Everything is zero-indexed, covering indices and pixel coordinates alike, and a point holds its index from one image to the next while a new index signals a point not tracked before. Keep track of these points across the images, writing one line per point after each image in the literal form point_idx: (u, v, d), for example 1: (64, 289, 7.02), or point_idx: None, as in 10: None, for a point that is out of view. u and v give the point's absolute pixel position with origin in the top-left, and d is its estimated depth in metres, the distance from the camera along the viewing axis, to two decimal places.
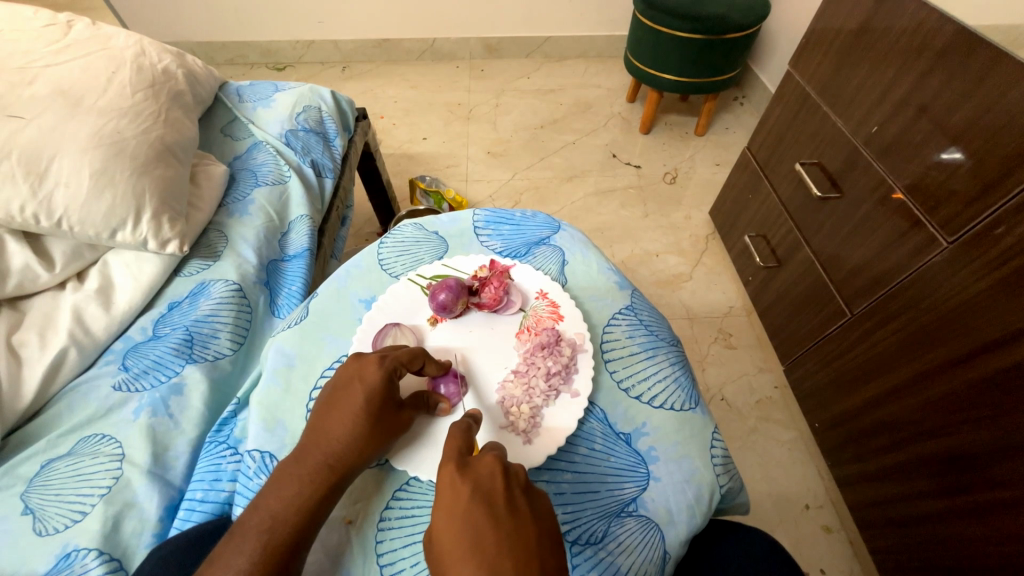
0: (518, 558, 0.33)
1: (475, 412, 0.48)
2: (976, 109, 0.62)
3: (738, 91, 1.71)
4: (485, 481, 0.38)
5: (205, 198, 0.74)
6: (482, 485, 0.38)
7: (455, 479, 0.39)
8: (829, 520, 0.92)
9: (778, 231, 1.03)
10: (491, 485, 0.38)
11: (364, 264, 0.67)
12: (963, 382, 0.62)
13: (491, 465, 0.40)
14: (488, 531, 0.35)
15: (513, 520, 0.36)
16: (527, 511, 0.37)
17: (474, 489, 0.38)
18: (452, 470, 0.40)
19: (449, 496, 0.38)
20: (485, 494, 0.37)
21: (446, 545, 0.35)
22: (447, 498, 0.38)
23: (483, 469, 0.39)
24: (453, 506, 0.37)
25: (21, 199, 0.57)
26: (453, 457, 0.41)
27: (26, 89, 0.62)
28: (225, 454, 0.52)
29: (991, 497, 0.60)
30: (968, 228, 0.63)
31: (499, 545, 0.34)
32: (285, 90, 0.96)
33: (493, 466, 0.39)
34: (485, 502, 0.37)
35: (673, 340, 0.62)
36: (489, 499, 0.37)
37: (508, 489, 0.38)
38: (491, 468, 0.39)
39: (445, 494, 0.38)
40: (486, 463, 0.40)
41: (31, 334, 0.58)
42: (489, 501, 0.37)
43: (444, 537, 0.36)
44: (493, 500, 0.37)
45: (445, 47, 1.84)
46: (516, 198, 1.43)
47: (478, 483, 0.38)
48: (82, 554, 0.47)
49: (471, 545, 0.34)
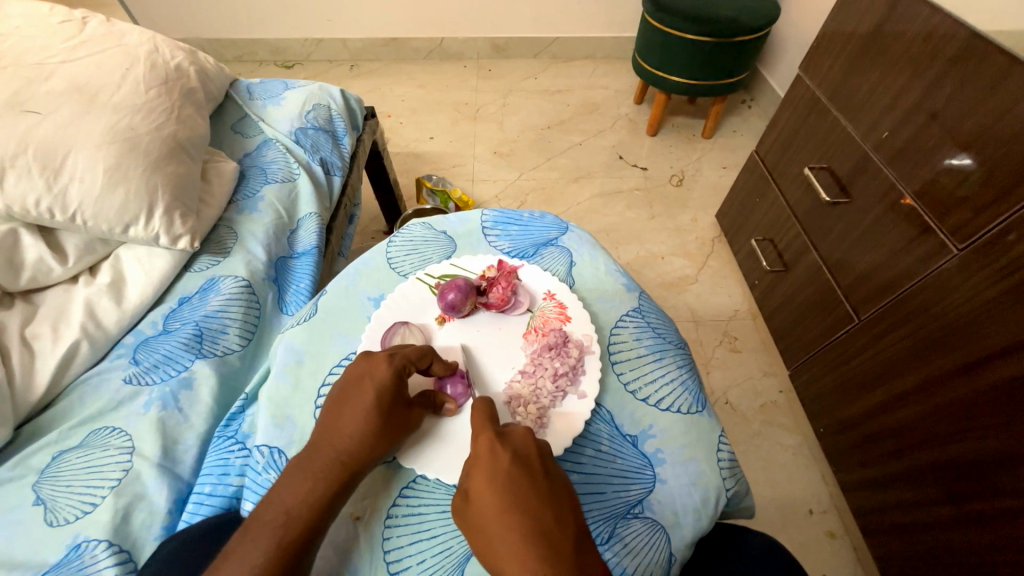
0: (556, 516, 0.39)
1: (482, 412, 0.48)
2: (989, 116, 0.61)
3: (746, 93, 1.71)
4: (520, 449, 0.43)
5: (215, 195, 0.75)
6: (519, 453, 0.42)
7: (494, 446, 0.43)
8: (833, 526, 0.92)
9: (786, 234, 1.03)
10: (527, 454, 0.43)
11: (372, 262, 0.68)
12: (971, 390, 0.62)
13: (526, 437, 0.44)
14: (528, 493, 0.39)
15: (548, 483, 0.41)
16: (558, 476, 0.42)
17: (512, 457, 0.42)
18: (490, 438, 0.43)
19: (488, 461, 0.42)
20: (522, 461, 0.42)
21: (486, 503, 0.40)
22: (485, 463, 0.42)
23: (517, 439, 0.44)
24: (493, 470, 0.41)
25: (37, 194, 0.58)
26: (489, 427, 0.44)
27: (42, 84, 0.63)
28: (233, 449, 0.52)
29: (997, 505, 0.60)
30: (980, 235, 0.62)
31: (539, 506, 0.39)
32: (295, 87, 0.96)
33: (527, 438, 0.44)
34: (522, 468, 0.41)
35: (680, 343, 0.62)
36: (526, 465, 0.42)
37: (541, 459, 0.43)
38: (525, 440, 0.44)
39: (486, 459, 0.42)
40: (520, 435, 0.44)
41: (44, 327, 0.59)
42: (525, 467, 0.41)
43: (485, 498, 0.40)
44: (530, 465, 0.42)
45: (453, 47, 1.84)
46: (522, 198, 1.44)
47: (515, 451, 0.42)
48: (92, 545, 0.47)
49: (513, 505, 0.39)
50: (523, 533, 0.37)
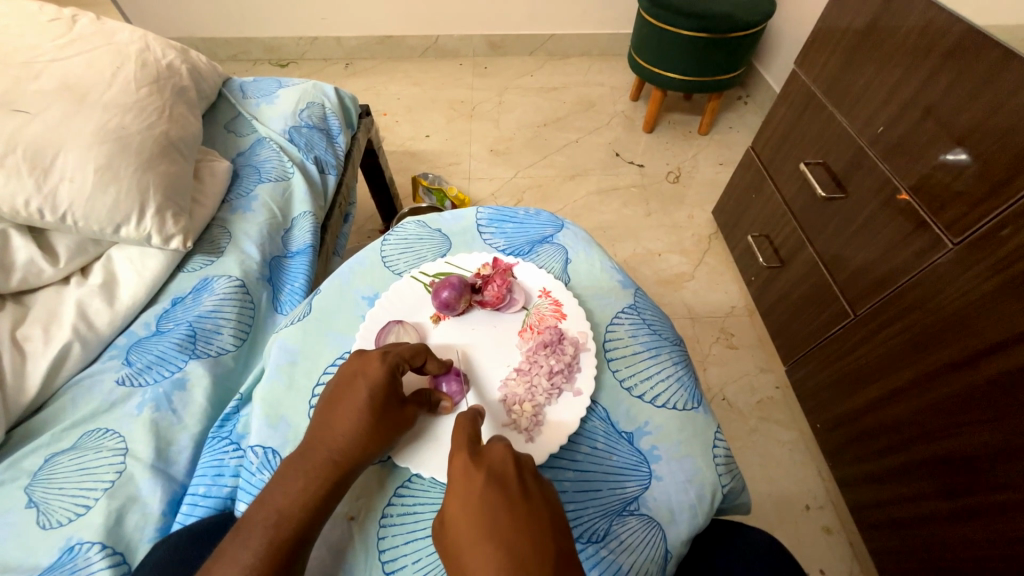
0: (530, 538, 0.36)
1: (476, 411, 0.48)
2: (984, 110, 0.61)
3: (743, 90, 1.71)
4: (496, 467, 0.41)
5: (208, 194, 0.74)
6: (495, 470, 0.41)
7: (468, 468, 0.41)
8: (829, 521, 0.92)
9: (782, 231, 1.03)
10: (503, 471, 0.41)
11: (367, 261, 0.67)
12: (967, 384, 0.62)
13: (502, 453, 0.42)
14: (501, 515, 0.37)
15: (526, 501, 0.38)
16: (536, 493, 0.39)
17: (487, 476, 0.40)
18: (464, 460, 0.42)
19: (463, 484, 0.41)
20: (497, 480, 0.40)
21: (460, 529, 0.38)
22: (460, 486, 0.41)
23: (494, 457, 0.42)
24: (467, 493, 0.40)
25: (26, 194, 0.57)
26: (465, 447, 0.43)
27: (31, 83, 0.63)
28: (227, 450, 0.52)
29: (992, 499, 0.60)
30: (976, 229, 0.62)
31: (513, 528, 0.37)
32: (289, 86, 0.96)
33: (504, 454, 0.42)
34: (497, 487, 0.39)
35: (676, 340, 0.62)
36: (501, 483, 0.40)
37: (519, 474, 0.41)
38: (502, 455, 0.42)
39: (460, 483, 0.41)
40: (497, 452, 0.42)
41: (35, 328, 0.58)
42: (501, 485, 0.40)
43: (459, 525, 0.38)
44: (506, 484, 0.40)
45: (449, 44, 1.83)
46: (518, 196, 1.43)
47: (491, 470, 0.41)
48: (86, 548, 0.47)
49: (486, 529, 0.37)
50: (497, 557, 0.35)
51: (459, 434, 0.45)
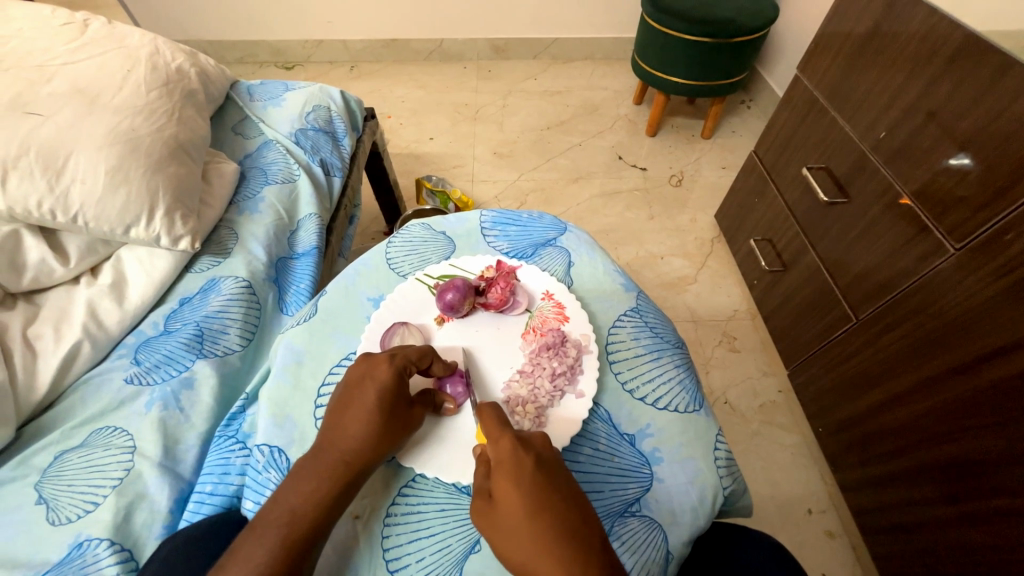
0: (581, 517, 0.40)
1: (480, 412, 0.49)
2: (986, 116, 0.62)
3: (745, 94, 1.71)
4: (542, 452, 0.43)
5: (216, 196, 0.75)
6: (540, 455, 0.43)
7: (518, 451, 0.43)
8: (831, 525, 0.92)
9: (784, 235, 1.03)
10: (547, 457, 0.43)
11: (372, 263, 0.68)
12: (969, 388, 0.62)
13: (543, 441, 0.45)
14: (554, 495, 0.40)
15: (571, 486, 0.42)
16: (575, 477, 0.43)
17: (537, 459, 0.42)
18: (513, 442, 0.43)
19: (513, 463, 0.42)
20: (544, 464, 0.43)
21: (514, 503, 0.40)
22: (510, 465, 0.42)
23: (536, 444, 0.44)
24: (518, 472, 0.41)
25: (39, 195, 0.59)
26: (510, 432, 0.44)
27: (45, 86, 0.64)
28: (234, 448, 0.53)
29: (994, 504, 0.60)
30: (978, 233, 0.63)
31: (566, 508, 0.40)
32: (295, 89, 0.97)
33: (545, 443, 0.44)
34: (546, 471, 0.42)
35: (678, 342, 0.63)
36: (547, 468, 0.42)
37: (559, 462, 0.44)
38: (544, 442, 0.45)
39: (510, 462, 0.42)
40: (538, 439, 0.45)
41: (46, 327, 0.59)
42: (548, 469, 0.42)
43: (512, 499, 0.40)
44: (551, 469, 0.42)
45: (453, 47, 1.84)
46: (521, 199, 1.44)
47: (537, 455, 0.43)
48: (95, 544, 0.48)
49: (544, 508, 0.39)
50: (556, 534, 0.38)
51: (485, 422, 0.46)
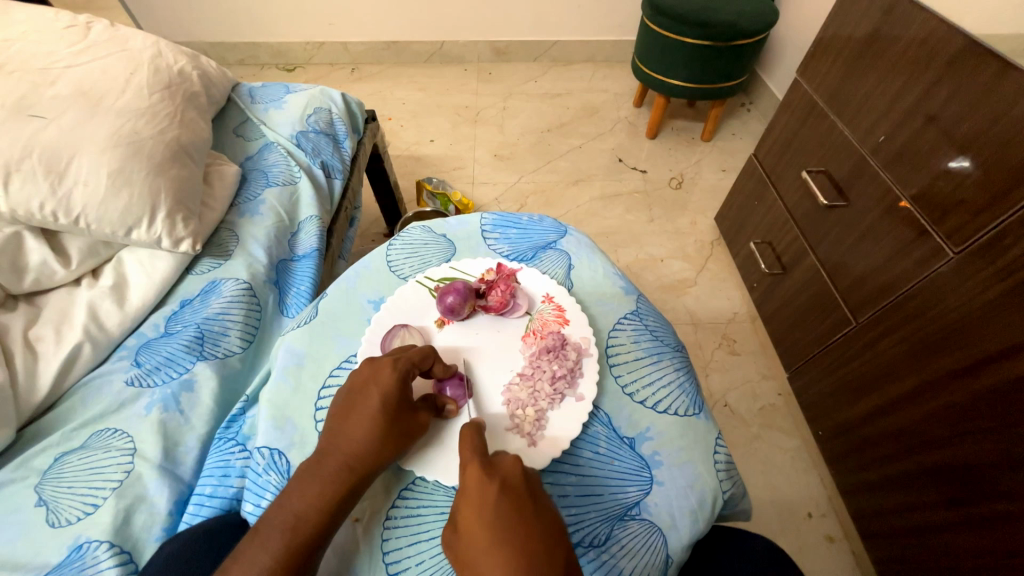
0: (543, 544, 0.36)
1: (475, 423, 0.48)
2: (985, 120, 0.62)
3: (745, 97, 1.72)
4: (510, 478, 0.41)
5: (217, 198, 0.75)
6: (506, 479, 0.41)
7: (482, 478, 0.41)
8: (831, 528, 0.92)
9: (784, 238, 1.03)
10: (515, 482, 0.40)
11: (373, 265, 0.68)
12: (968, 393, 0.62)
13: (514, 465, 0.42)
14: (515, 521, 0.37)
15: (538, 514, 0.38)
16: (545, 502, 0.40)
17: (501, 486, 0.40)
18: (479, 468, 0.42)
19: (477, 491, 0.40)
20: (511, 490, 0.40)
21: (474, 533, 0.37)
22: (474, 494, 0.40)
23: (505, 468, 0.42)
24: (482, 501, 0.39)
25: (41, 197, 0.59)
26: (477, 458, 0.43)
27: (48, 89, 0.64)
28: (234, 450, 0.53)
29: (994, 508, 0.60)
30: (977, 238, 0.63)
31: (526, 535, 0.36)
32: (297, 91, 0.97)
33: (515, 467, 0.42)
34: (511, 498, 0.39)
35: (677, 345, 0.63)
36: (514, 492, 0.40)
37: (529, 488, 0.41)
38: (514, 467, 0.42)
39: (474, 491, 0.40)
40: (508, 464, 0.42)
41: (47, 329, 0.59)
42: (513, 493, 0.39)
43: (473, 528, 0.38)
44: (518, 496, 0.39)
45: (454, 50, 1.85)
46: (521, 201, 1.44)
47: (504, 481, 0.40)
48: (95, 546, 0.48)
49: (503, 535, 0.36)
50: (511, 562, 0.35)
51: (467, 442, 0.45)
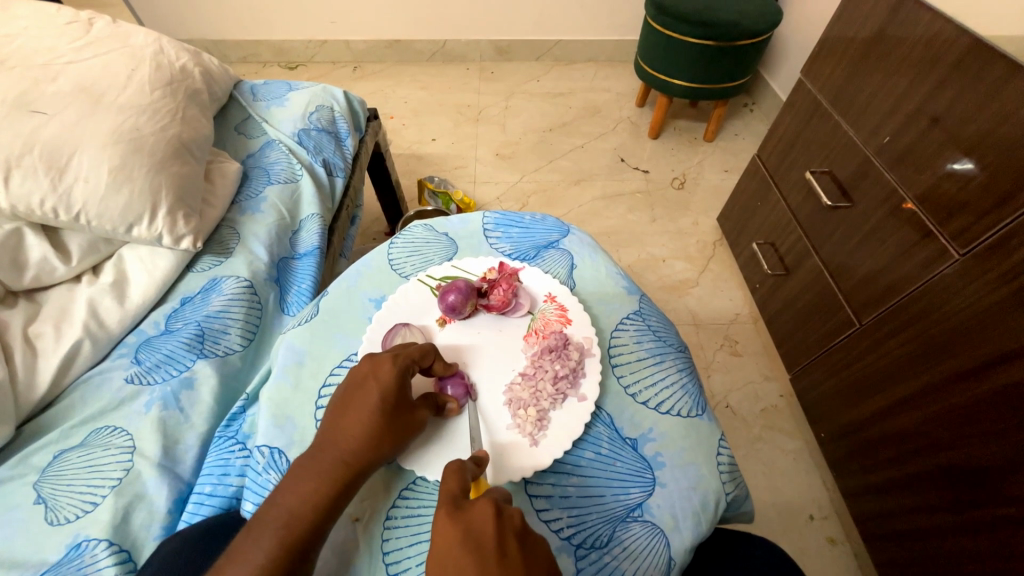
0: None
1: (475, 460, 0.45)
2: (990, 122, 0.62)
3: (748, 97, 1.72)
4: (476, 525, 0.36)
5: (218, 195, 0.75)
6: (472, 532, 0.36)
7: (446, 525, 0.36)
8: (833, 531, 0.91)
9: (787, 239, 1.03)
10: (482, 531, 0.35)
11: (374, 264, 0.68)
12: (973, 396, 0.62)
13: (485, 510, 0.36)
14: None
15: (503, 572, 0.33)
16: (516, 557, 0.34)
17: (464, 537, 0.35)
18: (445, 516, 0.37)
19: (441, 542, 0.36)
20: (475, 542, 0.35)
21: None
22: (438, 545, 0.36)
23: (475, 513, 0.37)
24: (443, 554, 0.35)
25: (42, 193, 0.58)
26: (447, 500, 0.38)
27: (49, 84, 0.64)
28: (234, 449, 0.52)
29: (998, 512, 0.60)
30: (981, 241, 0.63)
31: None
32: (299, 89, 0.97)
33: (484, 511, 0.36)
34: (473, 551, 0.34)
35: (681, 346, 0.62)
36: (478, 548, 0.34)
37: (498, 538, 0.35)
38: (483, 512, 0.36)
39: (438, 541, 0.36)
40: (478, 507, 0.37)
41: (47, 326, 0.59)
42: (478, 552, 0.34)
43: None
44: (482, 548, 0.34)
45: (457, 48, 1.84)
46: (523, 201, 1.44)
47: (468, 530, 0.36)
48: (93, 544, 0.47)
49: None
50: None
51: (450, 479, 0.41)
